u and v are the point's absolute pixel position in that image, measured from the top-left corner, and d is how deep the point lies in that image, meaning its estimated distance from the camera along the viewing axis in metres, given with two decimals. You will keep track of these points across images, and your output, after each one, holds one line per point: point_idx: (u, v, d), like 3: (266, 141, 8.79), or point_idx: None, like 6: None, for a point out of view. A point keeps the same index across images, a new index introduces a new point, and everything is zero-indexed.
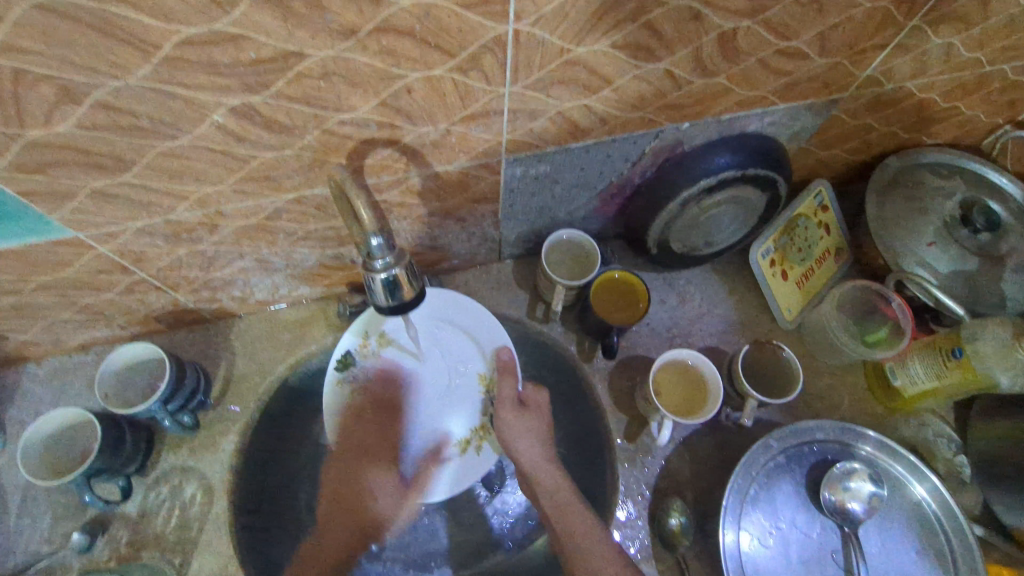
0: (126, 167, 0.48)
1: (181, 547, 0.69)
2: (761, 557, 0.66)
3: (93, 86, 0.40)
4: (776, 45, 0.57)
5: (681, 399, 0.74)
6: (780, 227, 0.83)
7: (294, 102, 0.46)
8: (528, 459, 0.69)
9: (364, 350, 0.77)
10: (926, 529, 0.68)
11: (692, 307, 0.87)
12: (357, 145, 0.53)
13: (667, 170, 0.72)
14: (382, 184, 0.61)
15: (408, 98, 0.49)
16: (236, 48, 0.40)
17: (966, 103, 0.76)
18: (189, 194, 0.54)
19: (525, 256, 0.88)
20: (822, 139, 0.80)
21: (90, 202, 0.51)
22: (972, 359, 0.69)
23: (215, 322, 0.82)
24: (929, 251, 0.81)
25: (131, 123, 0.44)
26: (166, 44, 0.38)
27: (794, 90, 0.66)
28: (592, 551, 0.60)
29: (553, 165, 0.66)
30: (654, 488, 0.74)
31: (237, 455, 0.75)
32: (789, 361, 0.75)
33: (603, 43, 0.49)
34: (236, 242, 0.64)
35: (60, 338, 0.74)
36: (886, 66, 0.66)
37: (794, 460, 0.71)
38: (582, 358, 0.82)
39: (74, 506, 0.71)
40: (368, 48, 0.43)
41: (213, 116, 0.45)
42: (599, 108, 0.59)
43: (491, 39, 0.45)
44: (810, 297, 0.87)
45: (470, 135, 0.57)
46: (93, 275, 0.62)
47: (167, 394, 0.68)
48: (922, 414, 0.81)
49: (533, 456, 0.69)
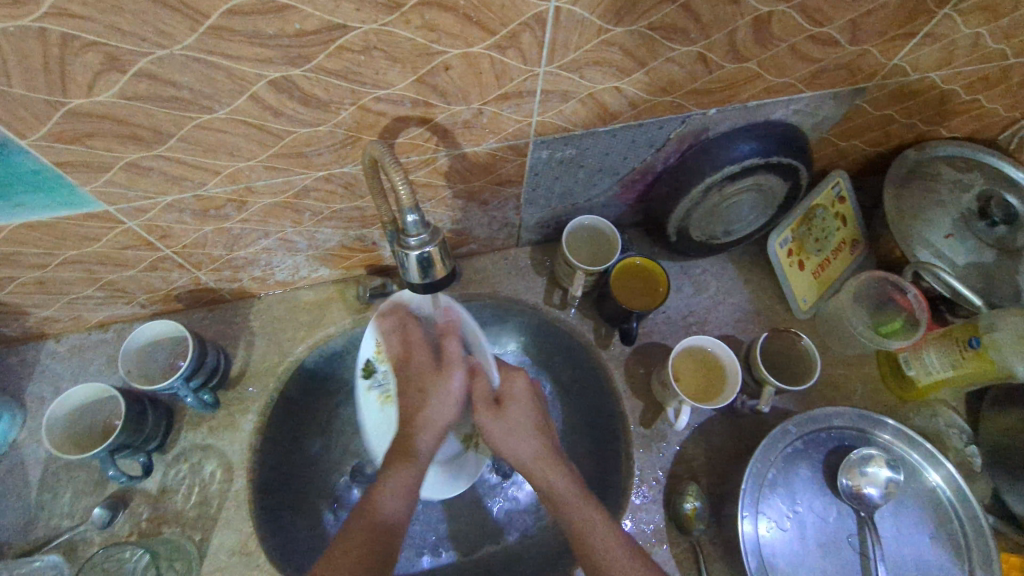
0: (162, 139, 0.48)
1: (201, 524, 0.70)
2: (778, 541, 0.67)
3: (138, 54, 0.39)
4: (809, 30, 0.57)
5: (699, 385, 0.75)
6: (799, 217, 0.84)
7: (333, 76, 0.46)
8: (522, 449, 0.62)
9: (379, 353, 0.80)
10: (940, 515, 0.68)
11: (708, 295, 0.87)
12: (390, 123, 0.53)
13: (691, 157, 0.72)
14: (411, 164, 0.61)
15: (444, 76, 0.49)
16: (281, 19, 0.40)
17: (987, 96, 0.77)
18: (222, 169, 0.54)
19: (543, 242, 0.89)
20: (843, 130, 0.80)
21: (124, 174, 0.51)
22: (989, 349, 0.70)
23: (234, 302, 0.82)
24: (946, 243, 0.83)
25: (171, 94, 0.44)
26: (214, 13, 0.38)
27: (821, 78, 0.66)
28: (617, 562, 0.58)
29: (580, 149, 0.67)
30: (669, 473, 0.75)
31: (256, 434, 0.76)
32: (807, 348, 0.75)
33: (640, 24, 0.49)
34: (263, 220, 0.64)
35: (81, 315, 0.74)
36: (913, 55, 0.66)
37: (812, 446, 0.71)
38: (599, 344, 0.83)
39: (95, 481, 0.71)
40: (411, 23, 0.43)
41: (253, 88, 0.45)
42: (630, 91, 0.59)
43: (532, 17, 0.45)
44: (826, 288, 0.88)
45: (501, 115, 0.57)
46: (118, 250, 0.62)
47: (190, 371, 0.68)
48: (934, 405, 0.81)
49: (522, 456, 0.62)
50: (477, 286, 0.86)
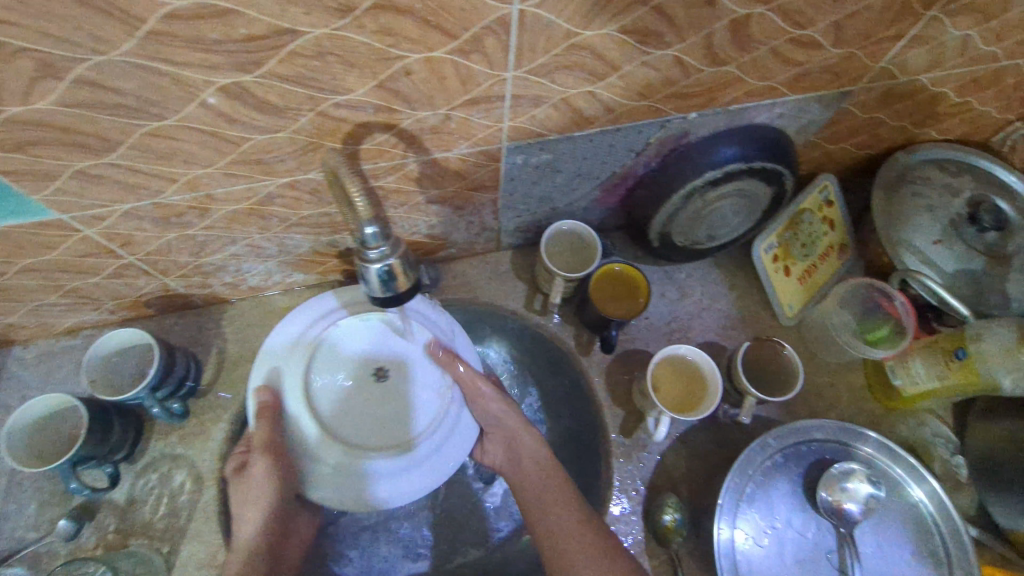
0: (112, 147, 0.46)
1: (170, 535, 0.68)
2: (755, 555, 0.66)
3: (74, 60, 0.37)
4: (790, 33, 0.55)
5: (680, 394, 0.73)
6: (785, 221, 0.82)
7: (287, 82, 0.44)
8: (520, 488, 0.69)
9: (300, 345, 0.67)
10: (922, 531, 0.67)
11: (692, 300, 0.86)
12: (353, 128, 0.51)
13: (671, 161, 0.70)
14: (379, 170, 0.58)
15: (406, 81, 0.47)
16: (225, 24, 0.38)
17: (979, 99, 0.75)
18: (178, 176, 0.51)
19: (524, 246, 0.87)
20: (830, 133, 0.78)
21: (74, 182, 0.49)
22: (975, 360, 0.68)
23: (206, 308, 0.80)
24: (934, 249, 0.80)
25: (115, 101, 0.42)
26: (151, 17, 0.36)
27: (805, 81, 0.64)
28: None
29: (555, 154, 0.65)
30: (649, 483, 0.73)
31: (227, 443, 0.74)
32: (788, 356, 0.73)
33: (611, 27, 0.47)
34: (228, 227, 0.62)
35: (47, 321, 0.72)
36: (900, 58, 0.64)
37: (792, 459, 0.70)
38: (579, 351, 0.81)
39: (60, 492, 0.70)
40: (366, 27, 0.41)
41: (203, 95, 0.43)
42: (605, 95, 0.57)
43: (495, 20, 0.43)
44: (812, 294, 0.86)
45: (470, 121, 0.55)
46: (79, 259, 0.60)
47: (155, 381, 0.67)
48: (920, 414, 0.80)
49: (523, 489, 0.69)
50: (456, 292, 0.84)
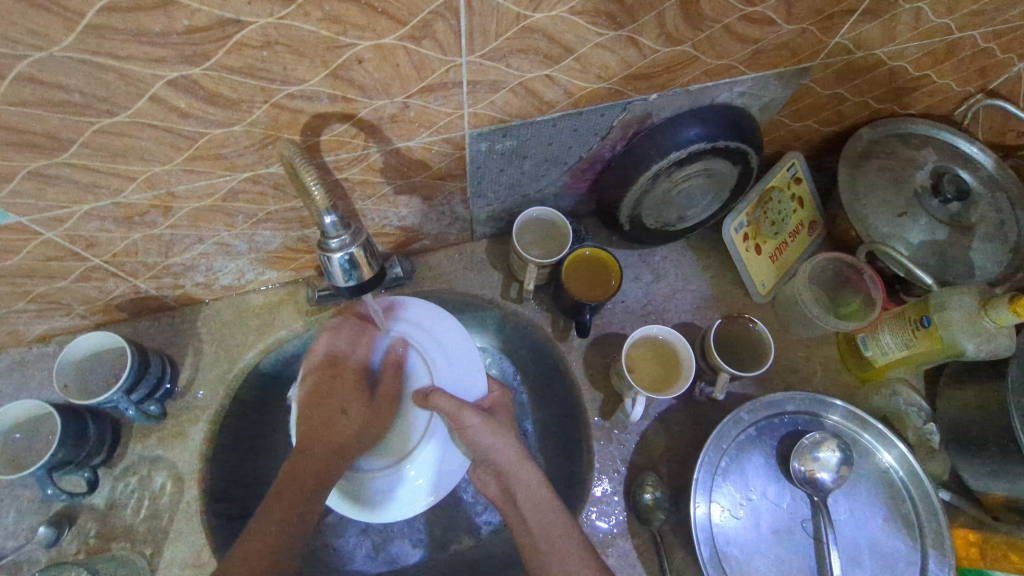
0: (64, 146, 0.46)
1: (152, 537, 0.68)
2: (732, 528, 0.67)
3: (15, 57, 0.37)
4: (741, 11, 0.55)
5: (655, 375, 0.74)
6: (754, 200, 0.82)
7: (237, 74, 0.44)
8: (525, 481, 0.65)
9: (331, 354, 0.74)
10: (893, 495, 0.69)
11: (666, 283, 0.86)
12: (310, 120, 0.51)
13: (637, 144, 0.71)
14: (341, 161, 0.59)
15: (359, 69, 0.47)
16: (166, 15, 0.38)
17: (937, 71, 0.76)
18: (137, 174, 0.51)
19: (498, 235, 0.87)
20: (794, 111, 0.79)
21: (28, 184, 0.49)
22: (939, 328, 0.69)
23: (181, 310, 0.80)
24: (900, 222, 0.79)
25: (62, 98, 0.41)
26: (89, 11, 0.36)
27: (763, 59, 0.65)
28: (571, 556, 0.59)
29: (520, 140, 0.65)
30: (629, 464, 0.74)
31: (207, 443, 0.74)
32: (759, 332, 0.75)
33: (560, 9, 0.48)
34: (194, 225, 0.62)
35: (17, 329, 0.71)
36: (854, 32, 0.65)
37: (765, 432, 0.71)
38: (556, 337, 0.82)
39: (39, 500, 0.69)
40: (311, 15, 0.41)
41: (152, 90, 0.43)
42: (564, 79, 0.57)
43: (442, 5, 0.43)
44: (784, 271, 0.87)
45: (429, 109, 0.55)
46: (43, 262, 0.60)
47: (129, 383, 0.67)
48: (893, 384, 0.82)
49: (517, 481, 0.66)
50: (432, 283, 0.84)
